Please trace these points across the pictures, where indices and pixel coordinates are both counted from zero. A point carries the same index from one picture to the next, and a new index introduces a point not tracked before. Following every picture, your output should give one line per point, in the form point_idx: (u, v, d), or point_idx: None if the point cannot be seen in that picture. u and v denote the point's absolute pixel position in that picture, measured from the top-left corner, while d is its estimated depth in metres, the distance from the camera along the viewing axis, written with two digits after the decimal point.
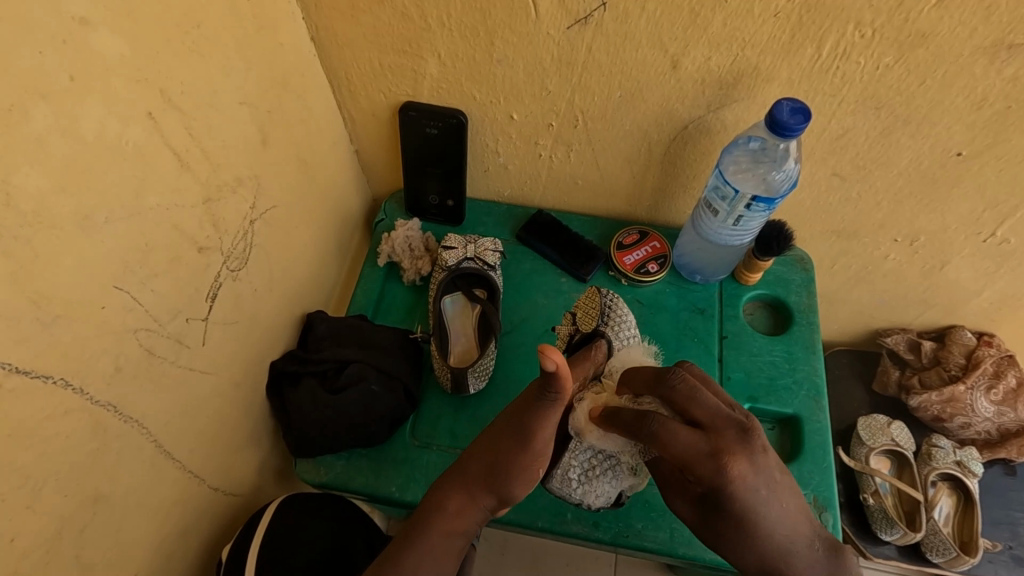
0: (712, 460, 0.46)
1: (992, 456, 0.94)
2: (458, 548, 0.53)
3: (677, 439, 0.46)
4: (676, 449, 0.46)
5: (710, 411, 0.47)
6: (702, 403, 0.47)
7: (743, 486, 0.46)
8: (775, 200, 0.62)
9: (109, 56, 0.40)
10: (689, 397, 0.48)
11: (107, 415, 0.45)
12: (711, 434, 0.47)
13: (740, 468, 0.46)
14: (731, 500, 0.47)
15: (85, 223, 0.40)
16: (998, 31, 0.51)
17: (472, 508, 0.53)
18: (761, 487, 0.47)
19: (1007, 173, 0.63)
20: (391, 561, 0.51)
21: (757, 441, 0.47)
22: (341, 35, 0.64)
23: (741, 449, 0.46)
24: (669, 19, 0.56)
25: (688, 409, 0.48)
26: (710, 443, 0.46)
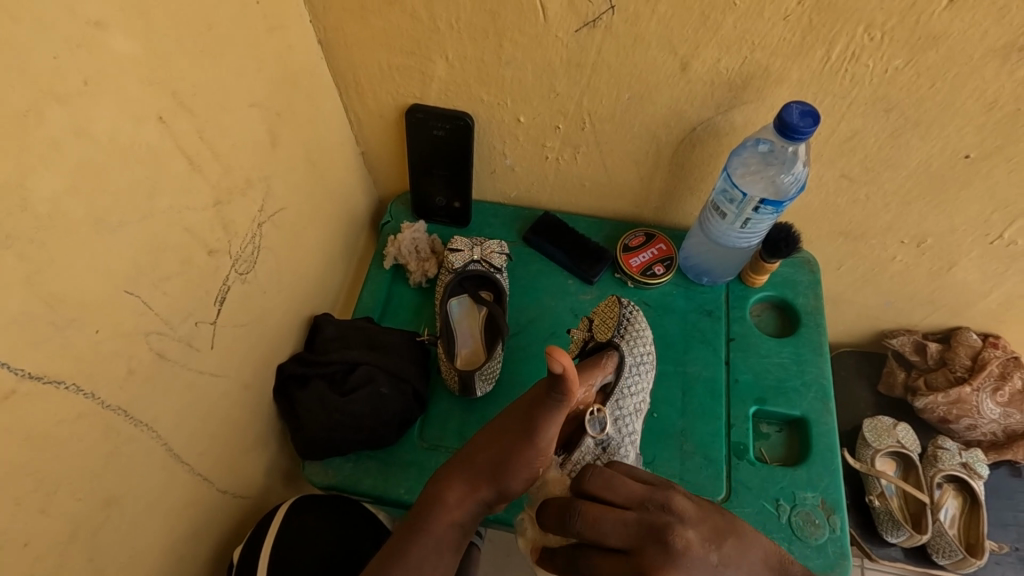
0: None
1: (998, 458, 0.93)
2: (458, 542, 0.53)
3: (602, 575, 0.46)
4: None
5: (621, 535, 0.47)
6: (609, 532, 0.47)
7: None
8: (784, 203, 0.62)
9: (122, 59, 0.40)
10: (597, 535, 0.47)
11: (119, 418, 0.45)
12: (635, 554, 0.46)
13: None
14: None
15: (99, 226, 0.40)
16: (1010, 34, 0.51)
17: (472, 501, 0.53)
18: (708, 566, 0.44)
19: (1016, 174, 0.63)
20: (392, 558, 0.50)
21: (674, 541, 0.45)
22: (349, 37, 0.63)
23: (659, 556, 0.45)
24: (679, 22, 0.56)
25: (590, 542, 0.47)
26: (639, 558, 0.46)
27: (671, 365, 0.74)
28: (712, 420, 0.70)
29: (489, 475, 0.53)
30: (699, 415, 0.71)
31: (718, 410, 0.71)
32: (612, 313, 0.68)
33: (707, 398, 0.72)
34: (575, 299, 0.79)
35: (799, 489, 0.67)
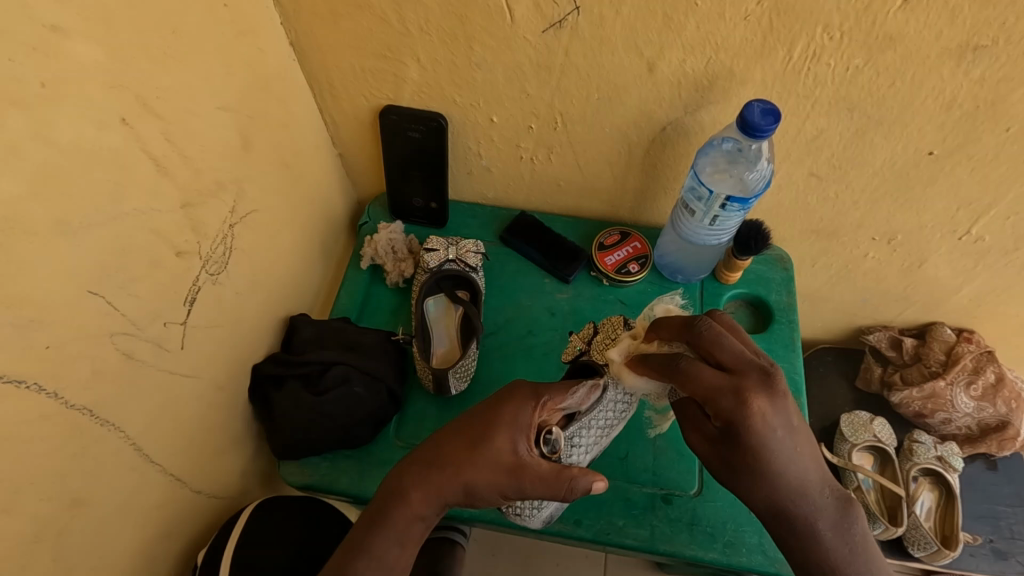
0: (734, 394, 0.48)
1: (973, 451, 0.95)
2: (421, 535, 0.53)
3: (703, 376, 0.49)
4: (703, 380, 0.49)
5: (734, 355, 0.50)
6: (727, 347, 0.50)
7: (763, 421, 0.48)
8: (750, 199, 0.63)
9: (82, 63, 0.41)
10: (716, 342, 0.51)
11: (86, 419, 0.45)
12: (736, 374, 0.49)
13: (760, 402, 0.48)
14: (743, 434, 0.48)
15: (61, 229, 0.41)
16: (964, 34, 0.52)
17: (433, 498, 0.52)
18: (778, 426, 0.48)
19: (979, 172, 0.64)
20: (354, 552, 0.51)
21: (777, 381, 0.49)
22: (321, 40, 0.64)
23: (765, 398, 0.48)
24: (643, 24, 0.57)
25: (714, 354, 0.50)
26: (734, 381, 0.49)
27: None
28: None
29: (455, 483, 0.52)
30: None
31: None
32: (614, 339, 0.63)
33: None
34: (551, 298, 0.79)
35: None
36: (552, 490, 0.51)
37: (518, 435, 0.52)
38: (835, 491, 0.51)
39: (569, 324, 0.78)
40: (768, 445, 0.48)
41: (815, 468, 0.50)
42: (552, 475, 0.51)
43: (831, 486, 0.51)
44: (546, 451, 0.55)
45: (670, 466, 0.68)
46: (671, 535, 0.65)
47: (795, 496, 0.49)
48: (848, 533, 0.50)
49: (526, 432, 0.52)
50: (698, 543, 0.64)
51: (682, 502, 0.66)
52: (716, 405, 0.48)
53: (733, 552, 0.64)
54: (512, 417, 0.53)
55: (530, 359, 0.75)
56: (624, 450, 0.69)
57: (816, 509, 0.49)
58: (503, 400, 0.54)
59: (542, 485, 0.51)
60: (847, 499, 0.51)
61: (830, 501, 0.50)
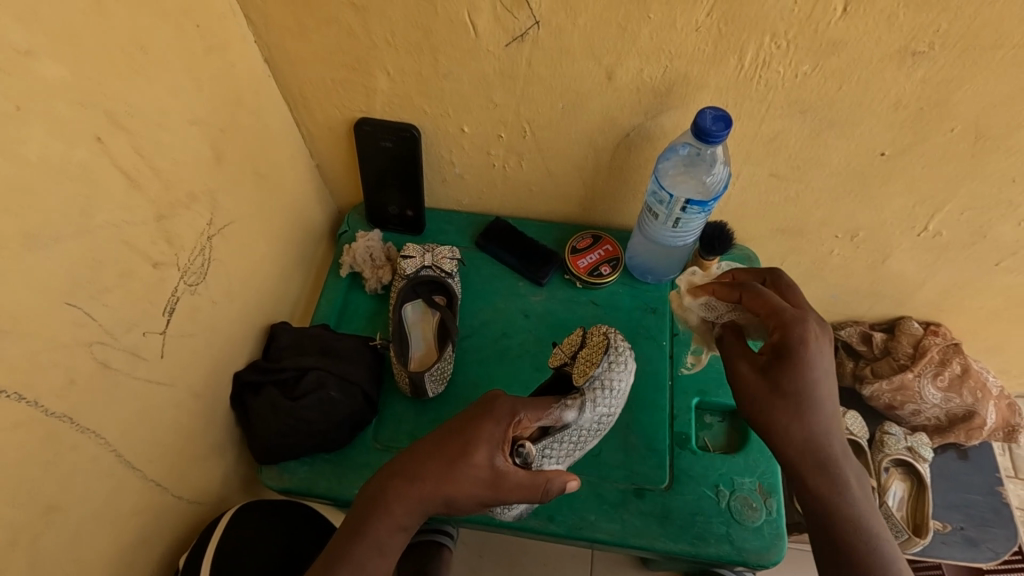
0: (800, 321, 0.57)
1: (943, 441, 0.98)
2: (400, 543, 0.54)
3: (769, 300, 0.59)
4: (792, 299, 0.61)
5: (796, 299, 0.61)
6: (792, 292, 0.61)
7: (819, 349, 0.57)
8: (709, 202, 0.66)
9: (50, 84, 0.42)
10: (784, 287, 0.62)
11: (61, 426, 0.47)
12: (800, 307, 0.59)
13: (817, 334, 0.57)
14: (811, 364, 0.56)
15: (32, 242, 0.42)
16: (903, 39, 0.54)
17: (415, 511, 0.54)
18: (819, 361, 0.57)
19: (931, 169, 0.67)
20: (334, 560, 0.52)
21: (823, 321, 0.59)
22: (292, 55, 0.66)
23: (821, 331, 0.57)
24: (600, 34, 0.59)
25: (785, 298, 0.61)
26: (800, 312, 0.58)
27: None
28: (652, 411, 0.73)
29: (435, 494, 0.53)
30: (643, 406, 0.74)
31: (660, 401, 0.74)
32: (597, 347, 0.65)
33: (651, 390, 0.75)
34: (525, 301, 0.81)
35: (737, 475, 0.70)
36: (528, 497, 0.54)
37: (494, 449, 0.54)
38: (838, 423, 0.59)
39: (542, 326, 0.79)
40: (814, 371, 0.56)
41: (833, 398, 0.57)
42: (530, 482, 0.53)
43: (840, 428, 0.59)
44: (517, 463, 0.56)
45: (640, 461, 0.70)
46: (642, 528, 0.66)
47: (805, 411, 0.57)
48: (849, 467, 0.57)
49: (501, 448, 0.54)
50: (668, 535, 0.66)
51: (653, 496, 0.68)
52: (790, 332, 0.57)
53: (701, 543, 0.66)
54: (489, 433, 0.54)
55: (505, 361, 0.77)
56: (596, 447, 0.71)
57: (812, 432, 0.57)
58: (479, 416, 0.55)
59: (520, 490, 0.53)
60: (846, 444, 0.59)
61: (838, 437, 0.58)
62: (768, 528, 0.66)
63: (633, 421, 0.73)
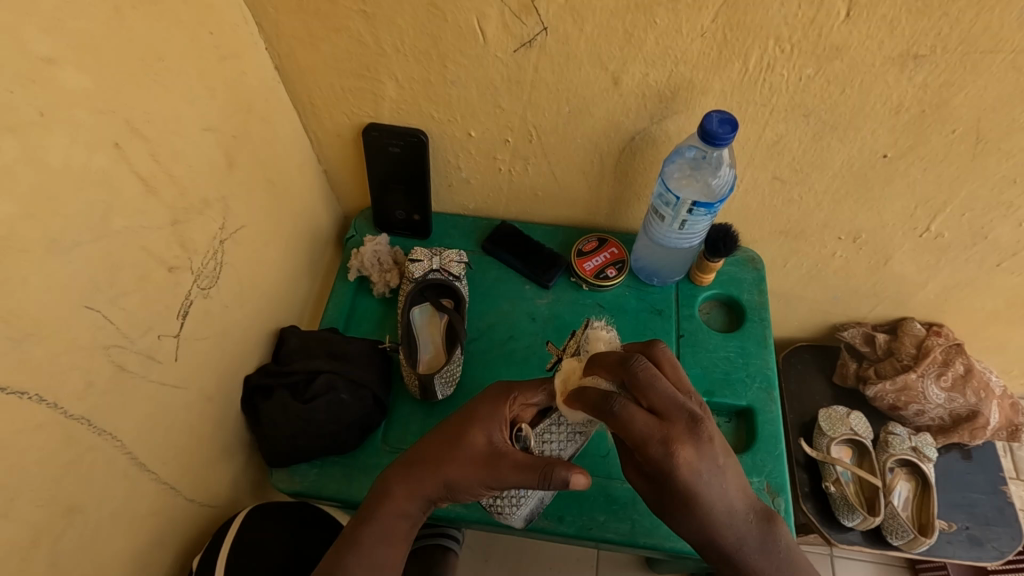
0: (662, 444, 0.47)
1: (947, 441, 0.98)
2: (408, 533, 0.55)
3: (635, 423, 0.47)
4: (636, 429, 0.47)
5: (667, 399, 0.48)
6: (660, 391, 0.48)
7: (689, 469, 0.47)
8: (715, 204, 0.67)
9: (73, 91, 0.43)
10: (649, 385, 0.48)
11: (80, 428, 0.47)
12: (666, 420, 0.48)
13: (687, 452, 0.47)
14: (677, 485, 0.48)
15: (54, 246, 0.43)
16: (904, 43, 0.55)
17: (416, 494, 0.55)
18: (705, 472, 0.48)
19: (931, 171, 0.68)
20: (344, 550, 0.53)
21: (704, 428, 0.48)
22: (302, 62, 0.67)
23: (695, 456, 0.47)
24: (606, 40, 0.60)
25: (647, 399, 0.48)
26: (664, 432, 0.47)
27: None
28: None
29: (435, 481, 0.55)
30: None
31: None
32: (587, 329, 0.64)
33: None
34: (531, 304, 0.82)
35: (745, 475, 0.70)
36: (529, 481, 0.52)
37: (492, 428, 0.56)
38: (756, 514, 0.52)
39: (549, 329, 0.80)
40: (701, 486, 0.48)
41: (723, 503, 0.49)
42: (526, 462, 0.52)
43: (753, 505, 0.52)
44: (519, 448, 0.58)
45: None
46: (652, 528, 0.67)
47: (705, 523, 0.49)
48: (774, 552, 0.51)
49: (496, 426, 0.56)
50: (677, 534, 0.66)
51: None
52: (650, 457, 0.48)
53: None
54: (486, 414, 0.56)
55: (512, 363, 0.78)
56: (605, 448, 0.71)
57: (738, 531, 0.50)
58: (478, 401, 0.58)
59: (517, 470, 0.52)
60: (767, 515, 0.52)
61: (752, 525, 0.51)
62: None
63: None
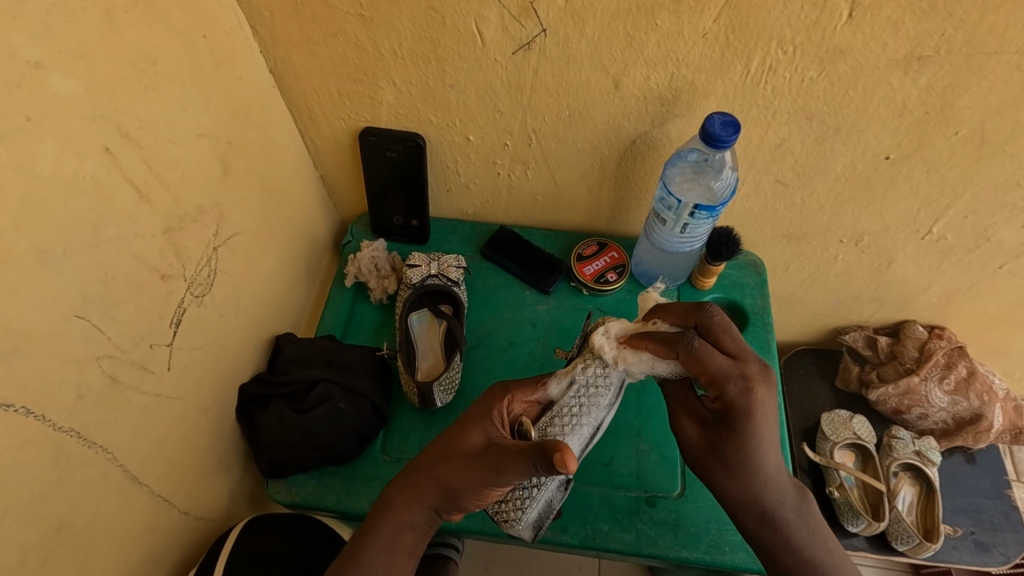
0: (742, 379, 0.49)
1: (950, 445, 0.98)
2: (413, 546, 0.55)
3: (715, 359, 0.49)
4: (715, 363, 0.49)
5: (738, 346, 0.51)
6: (734, 336, 0.51)
7: (763, 413, 0.49)
8: (717, 207, 0.66)
9: (62, 97, 0.42)
10: (723, 329, 0.52)
11: (71, 443, 0.46)
12: (740, 360, 0.50)
13: (764, 393, 0.49)
14: (738, 420, 0.50)
15: (43, 257, 0.42)
16: (908, 45, 0.55)
17: (416, 504, 0.55)
18: (773, 415, 0.50)
19: (935, 174, 0.67)
20: (344, 561, 0.53)
21: (767, 374, 0.51)
22: (298, 67, 0.66)
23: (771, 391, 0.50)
24: (607, 43, 0.59)
25: (720, 343, 0.51)
26: (739, 368, 0.50)
27: None
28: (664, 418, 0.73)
29: (437, 489, 0.54)
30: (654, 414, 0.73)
31: None
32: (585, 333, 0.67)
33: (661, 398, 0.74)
34: (532, 310, 0.81)
35: None
36: (529, 470, 0.49)
37: (487, 427, 0.55)
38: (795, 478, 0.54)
39: (549, 335, 0.79)
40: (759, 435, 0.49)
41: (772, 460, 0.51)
42: (519, 451, 0.49)
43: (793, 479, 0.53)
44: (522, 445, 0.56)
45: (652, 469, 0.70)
46: (656, 538, 0.66)
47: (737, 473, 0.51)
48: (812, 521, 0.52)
49: (494, 421, 0.55)
50: (682, 544, 0.65)
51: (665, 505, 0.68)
52: (725, 391, 0.49)
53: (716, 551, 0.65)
54: (479, 415, 0.56)
55: (513, 370, 0.77)
56: (607, 455, 0.71)
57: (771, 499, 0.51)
58: (472, 405, 0.57)
59: (510, 462, 0.50)
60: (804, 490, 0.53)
61: (795, 491, 0.53)
62: None
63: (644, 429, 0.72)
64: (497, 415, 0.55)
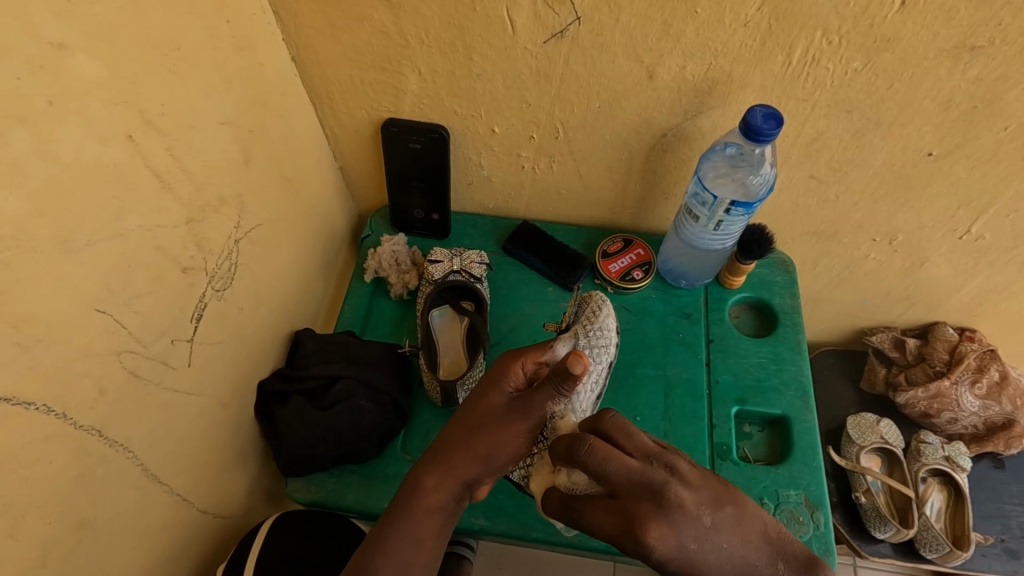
0: (632, 536, 0.41)
1: (980, 450, 0.95)
2: (441, 527, 0.52)
3: (600, 524, 0.42)
4: (599, 526, 0.42)
5: (623, 478, 0.42)
6: (612, 473, 0.42)
7: (675, 552, 0.40)
8: (754, 204, 0.64)
9: (85, 79, 0.40)
10: (599, 470, 0.43)
11: (91, 439, 0.44)
12: (625, 503, 0.42)
13: (661, 533, 0.40)
14: (663, 565, 0.41)
15: (65, 246, 0.40)
16: (960, 34, 0.52)
17: (449, 481, 0.53)
18: (688, 544, 0.40)
19: (978, 170, 0.65)
20: (371, 550, 0.50)
21: (671, 498, 0.41)
22: (320, 54, 0.64)
23: (677, 524, 0.40)
24: (642, 31, 0.57)
25: (603, 483, 0.43)
26: (626, 520, 0.41)
27: (652, 367, 0.75)
28: (693, 421, 0.71)
29: (470, 457, 0.53)
30: (682, 417, 0.72)
31: (700, 411, 0.72)
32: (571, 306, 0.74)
33: (689, 399, 0.73)
34: (555, 307, 0.79)
35: (782, 487, 0.68)
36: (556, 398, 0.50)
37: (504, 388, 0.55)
38: (789, 562, 0.42)
39: None
40: (694, 568, 0.41)
41: (735, 570, 0.41)
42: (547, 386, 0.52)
43: (786, 554, 0.43)
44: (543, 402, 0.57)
45: None
46: None
47: None
48: None
49: (510, 381, 0.56)
50: None
51: None
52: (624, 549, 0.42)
53: None
54: (495, 377, 0.56)
55: None
56: None
57: None
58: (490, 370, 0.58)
59: None
60: (809, 562, 0.42)
61: None
62: (817, 544, 0.65)
63: (672, 431, 0.71)
64: (513, 376, 0.56)
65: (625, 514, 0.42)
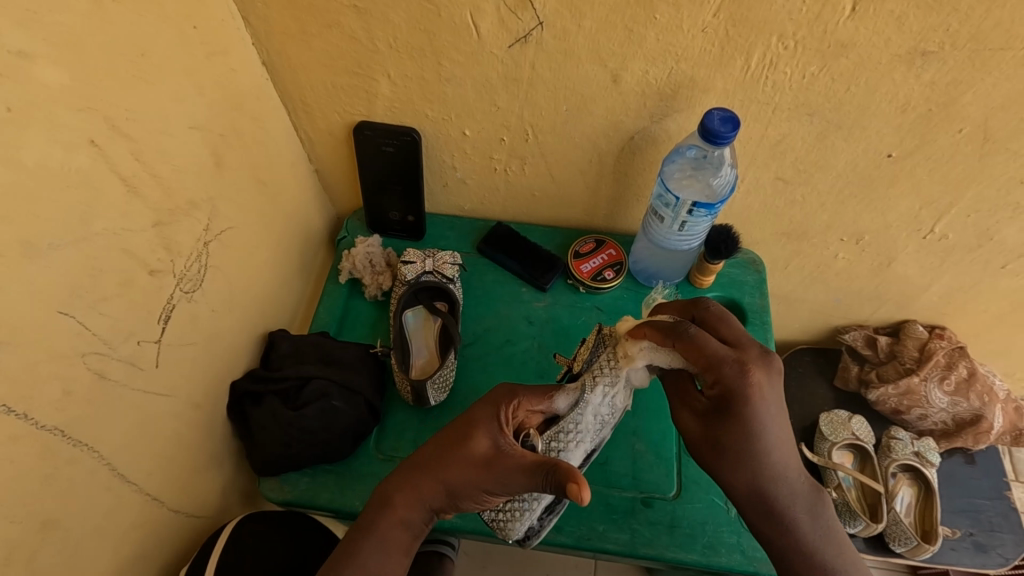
0: (738, 364, 0.50)
1: (950, 445, 0.97)
2: (409, 543, 0.54)
3: (710, 346, 0.51)
4: (711, 348, 0.51)
5: (738, 334, 0.53)
6: (731, 326, 0.54)
7: (759, 395, 0.50)
8: (715, 205, 0.65)
9: (46, 87, 0.41)
10: (721, 319, 0.54)
11: (55, 440, 0.45)
12: (738, 350, 0.52)
13: (761, 377, 0.51)
14: (745, 406, 0.50)
15: (27, 250, 0.41)
16: (912, 40, 0.54)
17: (417, 503, 0.54)
18: (772, 403, 0.51)
19: (937, 172, 0.66)
20: (340, 557, 0.52)
21: (775, 362, 0.52)
22: (291, 58, 0.65)
23: (767, 381, 0.51)
24: (606, 36, 0.58)
25: (719, 330, 0.54)
26: (738, 355, 0.51)
27: None
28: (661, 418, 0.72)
29: (439, 488, 0.54)
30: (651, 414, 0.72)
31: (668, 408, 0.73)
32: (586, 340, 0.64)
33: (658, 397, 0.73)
34: (529, 307, 0.80)
35: None
36: (536, 480, 0.49)
37: (494, 433, 0.54)
38: (808, 477, 0.53)
39: (546, 332, 0.79)
40: (762, 422, 0.50)
41: (782, 446, 0.51)
42: (531, 465, 0.50)
43: (805, 473, 0.54)
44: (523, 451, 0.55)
45: (649, 469, 0.69)
46: (652, 538, 0.65)
47: (750, 460, 0.51)
48: (822, 517, 0.53)
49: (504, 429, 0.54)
50: (678, 545, 0.65)
51: (661, 505, 0.67)
52: (724, 378, 0.50)
53: (712, 553, 0.65)
54: (486, 416, 0.55)
55: (508, 368, 0.76)
56: (603, 455, 0.70)
57: (781, 486, 0.52)
58: (479, 401, 0.57)
59: (520, 472, 0.50)
60: (816, 485, 0.54)
61: (804, 484, 0.53)
62: None
63: (641, 429, 0.71)
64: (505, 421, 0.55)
65: (738, 355, 0.51)
